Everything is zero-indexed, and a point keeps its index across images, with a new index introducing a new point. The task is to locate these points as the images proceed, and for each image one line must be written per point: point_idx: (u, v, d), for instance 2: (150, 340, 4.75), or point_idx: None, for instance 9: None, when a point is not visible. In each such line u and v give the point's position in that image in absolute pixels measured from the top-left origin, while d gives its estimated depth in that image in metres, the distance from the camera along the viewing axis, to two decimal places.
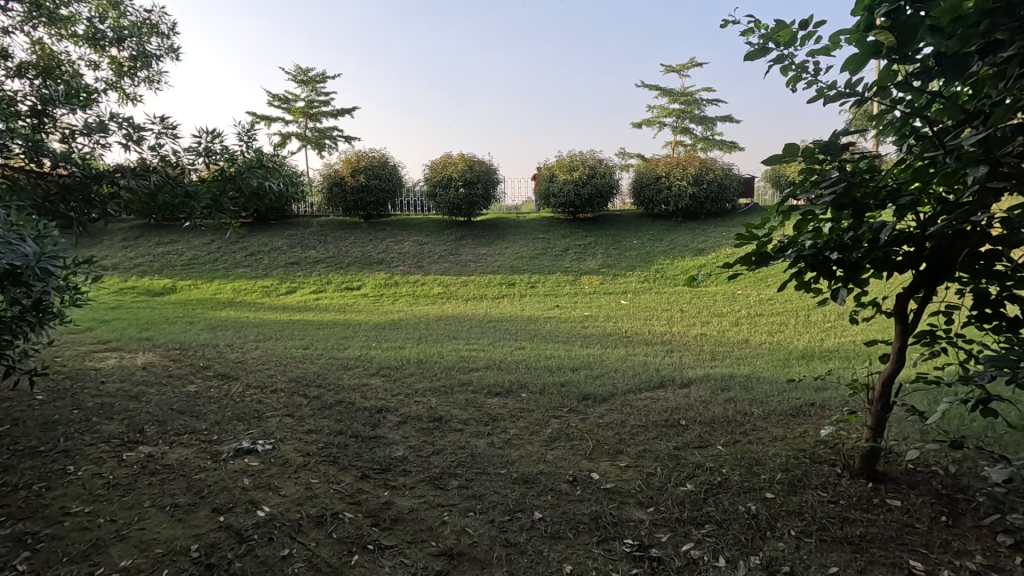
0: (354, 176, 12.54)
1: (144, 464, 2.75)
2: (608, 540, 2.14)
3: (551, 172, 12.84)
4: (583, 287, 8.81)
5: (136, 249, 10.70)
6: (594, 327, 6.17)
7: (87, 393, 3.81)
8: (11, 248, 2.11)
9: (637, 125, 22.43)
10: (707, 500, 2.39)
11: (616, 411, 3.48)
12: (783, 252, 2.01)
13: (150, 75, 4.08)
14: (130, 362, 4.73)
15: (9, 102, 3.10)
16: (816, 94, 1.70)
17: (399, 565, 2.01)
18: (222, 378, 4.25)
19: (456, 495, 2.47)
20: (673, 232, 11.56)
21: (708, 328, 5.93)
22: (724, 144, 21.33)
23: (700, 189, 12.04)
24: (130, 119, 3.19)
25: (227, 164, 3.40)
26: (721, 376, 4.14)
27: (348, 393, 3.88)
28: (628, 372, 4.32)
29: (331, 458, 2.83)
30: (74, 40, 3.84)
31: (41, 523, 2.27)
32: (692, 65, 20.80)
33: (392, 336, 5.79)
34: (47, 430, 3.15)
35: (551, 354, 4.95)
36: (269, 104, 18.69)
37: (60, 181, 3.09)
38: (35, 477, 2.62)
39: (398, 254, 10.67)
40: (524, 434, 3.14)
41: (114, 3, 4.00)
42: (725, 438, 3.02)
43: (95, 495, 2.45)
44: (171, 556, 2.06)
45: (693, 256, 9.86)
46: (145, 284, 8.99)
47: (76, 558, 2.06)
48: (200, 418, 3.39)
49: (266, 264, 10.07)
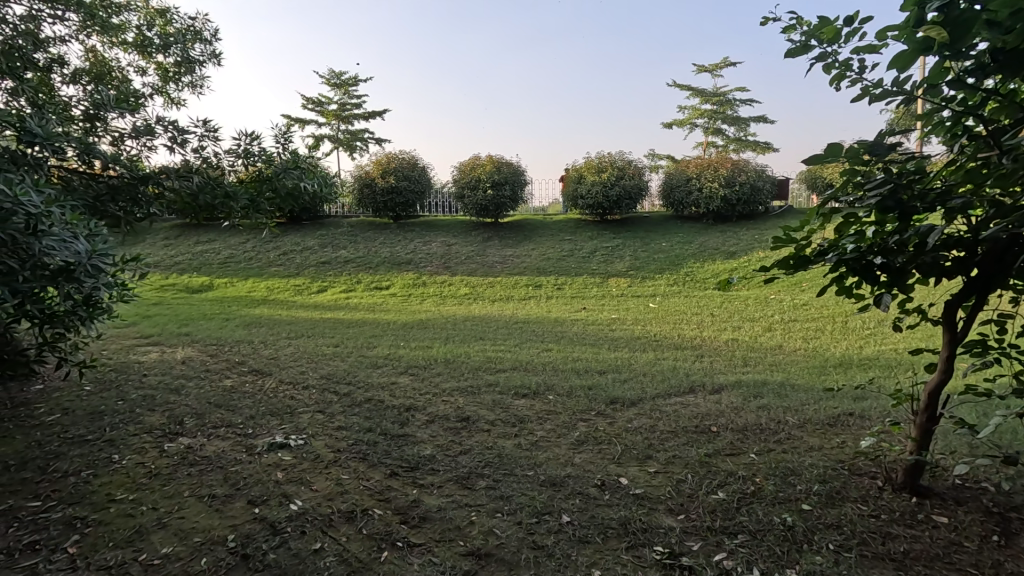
0: (385, 177, 12.74)
1: (183, 455, 2.85)
2: (637, 546, 2.11)
3: (579, 173, 12.78)
4: (610, 289, 8.73)
5: (177, 247, 11.12)
6: (622, 330, 6.10)
7: (131, 386, 3.97)
8: (64, 246, 2.23)
9: (666, 126, 22.14)
10: (740, 509, 2.33)
11: (645, 415, 3.44)
12: (823, 256, 1.94)
13: (193, 81, 4.24)
14: (171, 356, 4.91)
15: (64, 107, 3.26)
16: (860, 93, 1.63)
17: (428, 563, 2.03)
18: (257, 374, 4.37)
19: (484, 495, 2.47)
20: (703, 234, 11.34)
21: (739, 333, 5.79)
22: (758, 145, 20.81)
23: (732, 191, 11.79)
24: (175, 123, 3.33)
25: (264, 166, 3.51)
26: (754, 383, 4.04)
27: (377, 391, 3.94)
28: (658, 376, 4.26)
29: (361, 454, 2.87)
30: (124, 47, 4.01)
31: (89, 508, 2.37)
32: (725, 65, 20.42)
33: (420, 335, 5.85)
34: (95, 420, 3.30)
35: (578, 357, 4.92)
36: (303, 107, 19.21)
37: (109, 181, 3.24)
38: (83, 465, 2.74)
39: (426, 254, 10.79)
40: (552, 436, 3.13)
41: (162, 11, 4.17)
42: (758, 446, 2.95)
43: (138, 484, 2.56)
44: (209, 545, 2.12)
45: (724, 260, 9.66)
46: (185, 282, 9.33)
47: (121, 543, 2.14)
48: (235, 412, 3.49)
49: (298, 263, 10.32)
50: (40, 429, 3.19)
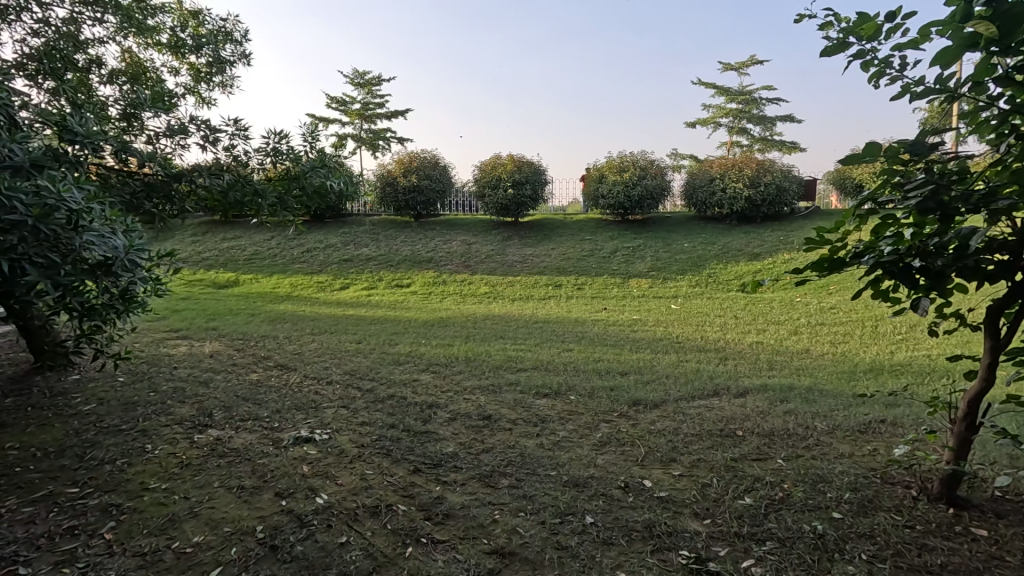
0: (406, 176, 12.85)
1: (213, 446, 2.92)
2: (663, 550, 2.08)
3: (600, 173, 12.70)
4: (631, 290, 8.66)
5: (204, 243, 11.38)
6: (643, 331, 6.04)
7: (162, 378, 4.08)
8: (103, 241, 2.30)
9: (689, 126, 21.85)
10: (768, 516, 2.28)
11: (669, 418, 3.40)
12: (859, 259, 1.87)
13: (223, 81, 4.33)
14: (199, 349, 5.03)
15: (101, 106, 3.36)
16: (900, 92, 1.57)
17: (452, 560, 2.04)
18: (282, 369, 4.45)
19: (507, 494, 2.47)
20: (727, 235, 11.16)
21: (765, 336, 5.68)
22: (784, 144, 20.38)
23: (757, 192, 11.57)
24: (206, 122, 3.40)
25: (292, 164, 3.55)
26: (780, 388, 3.96)
27: (400, 388, 3.98)
28: (681, 378, 4.20)
29: (384, 450, 2.90)
30: (158, 48, 4.12)
31: (124, 495, 2.44)
32: (751, 64, 20.04)
33: (441, 333, 5.89)
34: (128, 410, 3.39)
35: (600, 357, 4.88)
36: (327, 106, 19.49)
37: (145, 179, 3.33)
38: (118, 454, 2.82)
39: (446, 253, 10.85)
40: (575, 437, 3.11)
41: (195, 13, 4.26)
42: (786, 452, 2.89)
43: (171, 474, 2.63)
44: (238, 535, 2.17)
45: (748, 262, 9.50)
46: (212, 277, 9.55)
47: (154, 531, 2.20)
48: (262, 405, 3.56)
49: (321, 260, 10.48)
50: (77, 418, 3.30)
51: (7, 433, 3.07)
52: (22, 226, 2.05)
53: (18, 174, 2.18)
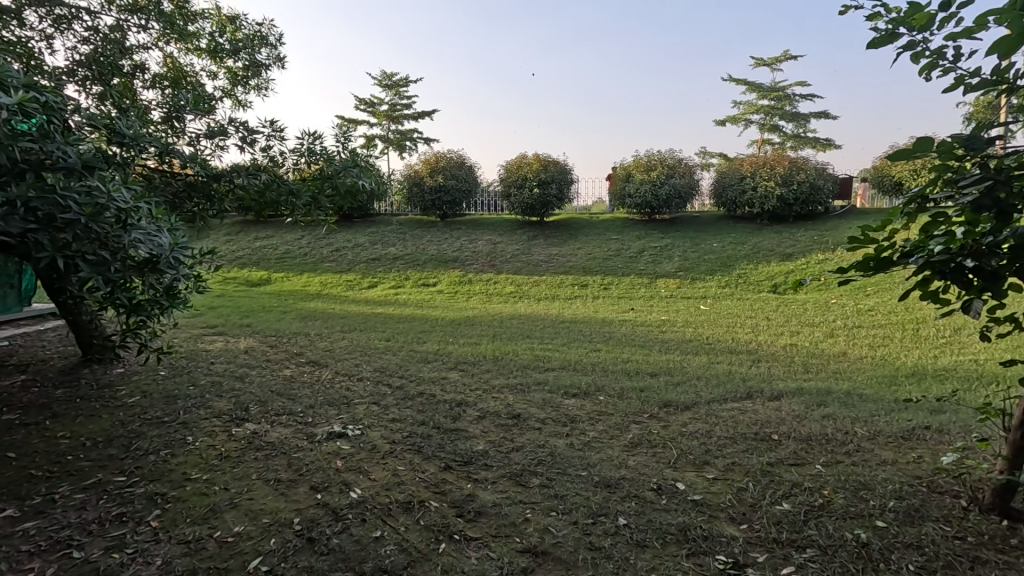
0: (433, 176, 12.97)
1: (249, 440, 2.99)
2: (699, 554, 2.05)
3: (627, 172, 12.59)
4: (659, 290, 8.55)
5: (238, 242, 11.71)
6: (673, 332, 5.94)
7: (200, 372, 4.21)
8: (149, 239, 2.38)
9: (718, 124, 21.43)
10: (808, 522, 2.22)
11: (701, 420, 3.34)
12: (907, 259, 1.75)
13: (259, 83, 4.44)
14: (235, 345, 5.18)
15: (145, 110, 3.49)
16: (953, 84, 1.46)
17: (485, 558, 2.04)
18: (314, 365, 4.54)
19: (538, 493, 2.47)
20: (758, 235, 10.91)
21: (799, 339, 5.53)
22: (818, 141, 19.78)
23: (790, 190, 11.27)
24: (244, 123, 3.50)
25: (325, 164, 3.62)
26: (817, 391, 3.84)
27: (429, 386, 4.02)
28: (713, 380, 4.12)
29: (415, 447, 2.93)
30: (198, 53, 4.25)
31: (167, 485, 2.53)
32: (784, 59, 19.50)
33: (468, 332, 5.92)
34: (170, 403, 3.51)
35: (629, 358, 4.83)
36: (356, 108, 19.84)
37: (186, 179, 3.46)
38: (161, 445, 2.93)
39: (472, 252, 10.90)
40: (605, 437, 3.09)
41: (232, 18, 4.39)
42: (825, 457, 2.80)
43: (211, 465, 2.71)
44: (276, 527, 2.22)
45: (781, 262, 9.26)
46: (246, 275, 9.82)
47: (197, 520, 2.27)
48: (296, 401, 3.64)
49: (350, 259, 10.66)
50: (123, 409, 3.43)
51: (59, 423, 3.22)
52: (75, 224, 2.14)
53: (72, 175, 2.26)
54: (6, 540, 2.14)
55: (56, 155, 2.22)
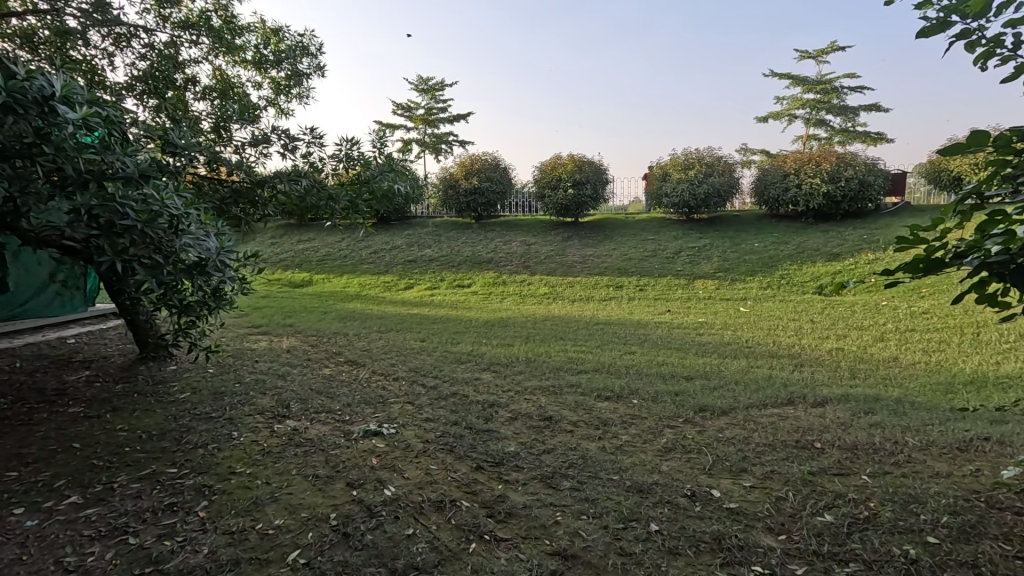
0: (468, 178, 13.10)
1: (290, 436, 3.11)
2: (733, 564, 2.00)
3: (663, 171, 12.39)
4: (697, 292, 8.36)
5: (283, 245, 12.19)
6: (711, 335, 5.80)
7: (246, 370, 4.41)
8: (197, 243, 2.50)
9: (760, 120, 20.70)
10: (852, 535, 2.13)
11: (738, 426, 3.25)
12: (960, 259, 1.58)
13: (301, 92, 4.61)
14: (278, 345, 5.39)
15: (196, 121, 3.69)
16: (1015, 73, 1.37)
17: (515, 559, 2.05)
18: (352, 365, 4.67)
19: (569, 496, 2.46)
20: (802, 234, 10.51)
21: (845, 343, 5.29)
22: (869, 135, 18.84)
23: (836, 187, 10.80)
24: (286, 131, 3.64)
25: (362, 168, 3.73)
26: (864, 398, 3.67)
27: (462, 386, 4.07)
28: (751, 385, 4.00)
29: (448, 446, 2.98)
30: (244, 65, 4.45)
31: (214, 478, 2.66)
32: (832, 50, 18.66)
33: (502, 333, 5.95)
34: (217, 399, 3.69)
35: (663, 361, 4.74)
36: (393, 113, 20.30)
37: (233, 186, 3.62)
38: (209, 439, 3.08)
39: (506, 253, 10.94)
40: (638, 441, 3.05)
41: (276, 30, 4.57)
42: (871, 468, 2.68)
43: (254, 460, 2.83)
44: (314, 521, 2.29)
45: (827, 262, 8.89)
46: (290, 277, 10.19)
47: (241, 512, 2.37)
48: (334, 399, 3.76)
49: (387, 261, 10.90)
50: (175, 404, 3.63)
51: (118, 416, 3.44)
52: (132, 230, 2.29)
53: (129, 184, 2.40)
54: (71, 524, 2.30)
55: (116, 165, 2.35)
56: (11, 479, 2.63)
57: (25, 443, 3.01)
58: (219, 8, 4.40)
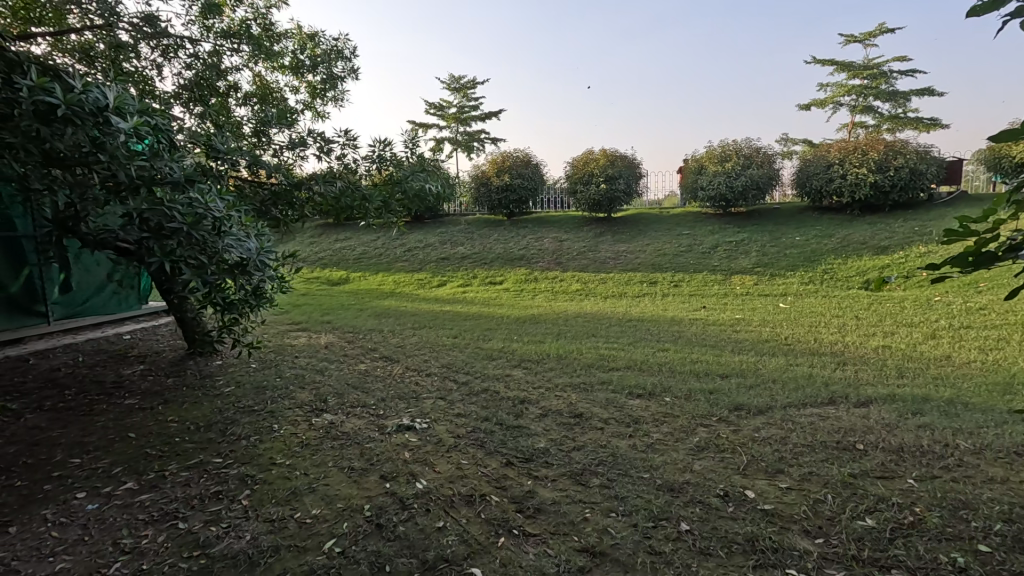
0: (500, 175, 13.15)
1: (327, 429, 3.22)
2: (767, 566, 1.95)
3: (699, 164, 12.10)
4: (733, 287, 8.15)
5: (321, 244, 12.57)
6: (747, 332, 5.64)
7: (286, 365, 4.58)
8: (239, 243, 2.61)
9: (802, 108, 19.87)
10: (894, 541, 2.05)
11: (775, 426, 3.15)
12: (1014, 252, 1.47)
13: (336, 95, 4.74)
14: (316, 341, 5.57)
15: (238, 126, 3.85)
16: None
17: (543, 554, 2.06)
18: (386, 361, 4.78)
19: (598, 493, 2.46)
20: (847, 227, 10.06)
21: (893, 340, 5.05)
22: (921, 121, 17.83)
23: (884, 177, 10.30)
24: (322, 134, 3.76)
25: (394, 169, 3.81)
26: (912, 399, 3.50)
27: (493, 382, 4.11)
28: (790, 384, 3.87)
29: (478, 442, 3.02)
30: (282, 71, 4.60)
31: (256, 468, 2.79)
32: (881, 32, 17.72)
33: (532, 330, 5.96)
34: (259, 393, 3.85)
35: (697, 358, 4.65)
36: (426, 113, 20.56)
37: (272, 188, 3.76)
38: (251, 431, 3.23)
39: (538, 250, 10.93)
40: (669, 440, 3.01)
41: (312, 36, 4.70)
42: (918, 471, 2.56)
43: (294, 452, 2.94)
44: (349, 511, 2.37)
45: (873, 256, 8.49)
46: (327, 275, 10.50)
47: (281, 501, 2.48)
48: (369, 394, 3.86)
49: (420, 258, 11.07)
50: (220, 398, 3.81)
51: (169, 408, 3.63)
52: (179, 232, 2.41)
53: (176, 188, 2.52)
54: (127, 509, 2.45)
55: (164, 171, 2.48)
56: (75, 466, 2.83)
57: (87, 432, 3.23)
58: (259, 17, 4.57)
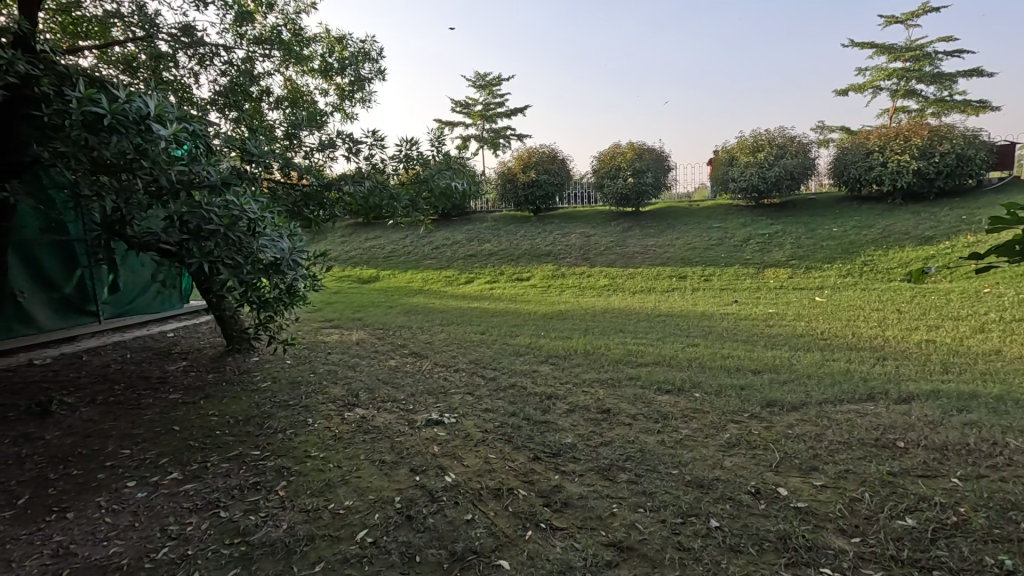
0: (526, 172, 13.14)
1: (359, 423, 3.31)
2: (800, 565, 1.91)
3: (730, 155, 11.80)
4: (766, 281, 7.93)
5: (351, 243, 12.83)
6: (781, 326, 5.49)
7: (320, 361, 4.71)
8: (273, 244, 2.70)
9: (840, 94, 19.07)
10: (936, 542, 1.97)
11: (810, 422, 3.07)
12: None
13: (363, 96, 4.83)
14: (348, 338, 5.70)
15: (270, 129, 3.97)
16: None
17: (571, 548, 2.07)
18: (415, 357, 4.86)
19: (626, 488, 2.45)
20: (887, 217, 9.66)
21: (937, 334, 4.84)
22: (970, 104, 16.92)
23: (928, 164, 9.84)
24: (350, 135, 3.84)
25: (421, 168, 3.86)
26: (957, 395, 3.35)
27: (520, 378, 4.13)
28: (825, 380, 3.76)
29: (506, 436, 3.05)
30: (312, 74, 4.71)
31: (292, 460, 2.88)
32: (925, 11, 16.86)
33: (559, 326, 5.94)
34: (294, 388, 3.98)
35: (728, 354, 4.55)
36: (453, 111, 20.71)
37: (303, 189, 3.87)
38: (287, 425, 3.34)
39: (565, 246, 10.88)
40: (699, 436, 2.97)
41: (340, 38, 4.79)
42: (963, 470, 2.45)
43: (327, 445, 3.04)
44: (380, 503, 2.43)
45: (916, 247, 8.14)
46: (358, 273, 10.71)
47: (316, 492, 2.56)
48: (399, 389, 3.94)
49: (448, 256, 11.17)
50: (257, 392, 3.96)
51: (211, 402, 3.80)
52: (216, 234, 2.51)
53: (214, 191, 2.62)
54: (173, 497, 2.58)
55: (202, 175, 2.58)
56: (125, 456, 2.99)
57: (135, 425, 3.40)
58: (288, 22, 4.69)
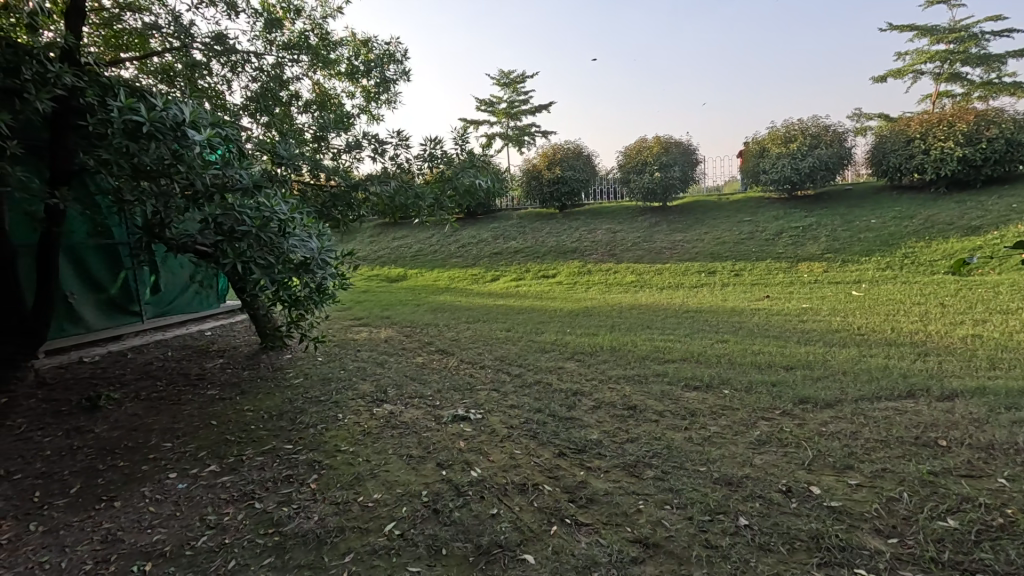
0: (551, 168, 13.10)
1: (387, 419, 3.38)
2: (832, 565, 1.86)
3: (761, 146, 11.48)
4: (799, 275, 7.70)
5: (379, 243, 13.03)
6: (815, 322, 5.33)
7: (350, 358, 4.82)
8: (302, 244, 2.77)
9: (879, 80, 18.29)
10: (980, 544, 1.89)
11: (845, 420, 2.98)
12: None
13: (389, 98, 4.91)
14: (376, 335, 5.81)
15: (300, 132, 4.08)
16: None
17: (596, 544, 2.07)
18: (442, 354, 4.92)
19: (652, 485, 2.42)
20: (930, 207, 9.24)
21: (984, 329, 4.60)
22: (1021, 86, 15.99)
23: (975, 150, 9.36)
24: (376, 136, 3.91)
25: (445, 166, 3.90)
26: (1006, 392, 3.19)
27: (545, 374, 4.14)
28: (862, 376, 3.63)
29: (531, 432, 3.06)
30: (339, 77, 4.81)
31: (323, 454, 2.96)
32: None
33: (585, 323, 5.91)
34: (325, 385, 4.09)
35: (759, 350, 4.44)
36: (478, 109, 20.79)
37: (331, 190, 3.95)
38: (318, 420, 3.43)
39: (591, 242, 10.81)
40: (728, 433, 2.91)
41: (365, 41, 4.87)
42: (1011, 471, 2.34)
43: (356, 439, 3.11)
44: (408, 497, 2.48)
45: (962, 238, 7.76)
46: (386, 272, 10.86)
47: (346, 485, 2.63)
48: (426, 385, 4.00)
49: (474, 254, 11.23)
50: (290, 389, 4.08)
51: (246, 398, 3.93)
52: (248, 235, 2.60)
53: (246, 194, 2.71)
54: (211, 488, 2.69)
55: (234, 178, 2.67)
56: (167, 449, 3.13)
57: (176, 419, 3.56)
58: (315, 27, 4.80)
